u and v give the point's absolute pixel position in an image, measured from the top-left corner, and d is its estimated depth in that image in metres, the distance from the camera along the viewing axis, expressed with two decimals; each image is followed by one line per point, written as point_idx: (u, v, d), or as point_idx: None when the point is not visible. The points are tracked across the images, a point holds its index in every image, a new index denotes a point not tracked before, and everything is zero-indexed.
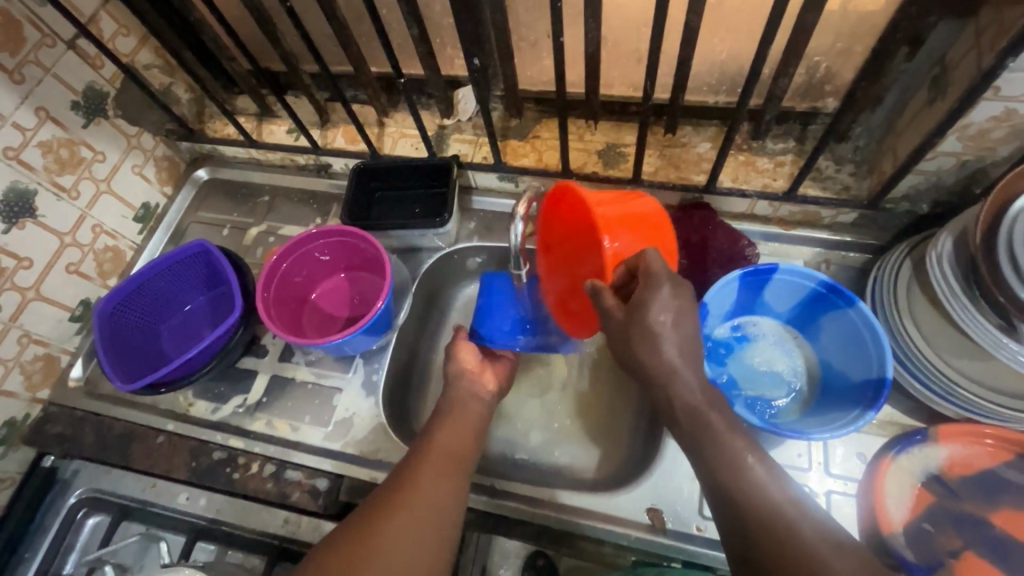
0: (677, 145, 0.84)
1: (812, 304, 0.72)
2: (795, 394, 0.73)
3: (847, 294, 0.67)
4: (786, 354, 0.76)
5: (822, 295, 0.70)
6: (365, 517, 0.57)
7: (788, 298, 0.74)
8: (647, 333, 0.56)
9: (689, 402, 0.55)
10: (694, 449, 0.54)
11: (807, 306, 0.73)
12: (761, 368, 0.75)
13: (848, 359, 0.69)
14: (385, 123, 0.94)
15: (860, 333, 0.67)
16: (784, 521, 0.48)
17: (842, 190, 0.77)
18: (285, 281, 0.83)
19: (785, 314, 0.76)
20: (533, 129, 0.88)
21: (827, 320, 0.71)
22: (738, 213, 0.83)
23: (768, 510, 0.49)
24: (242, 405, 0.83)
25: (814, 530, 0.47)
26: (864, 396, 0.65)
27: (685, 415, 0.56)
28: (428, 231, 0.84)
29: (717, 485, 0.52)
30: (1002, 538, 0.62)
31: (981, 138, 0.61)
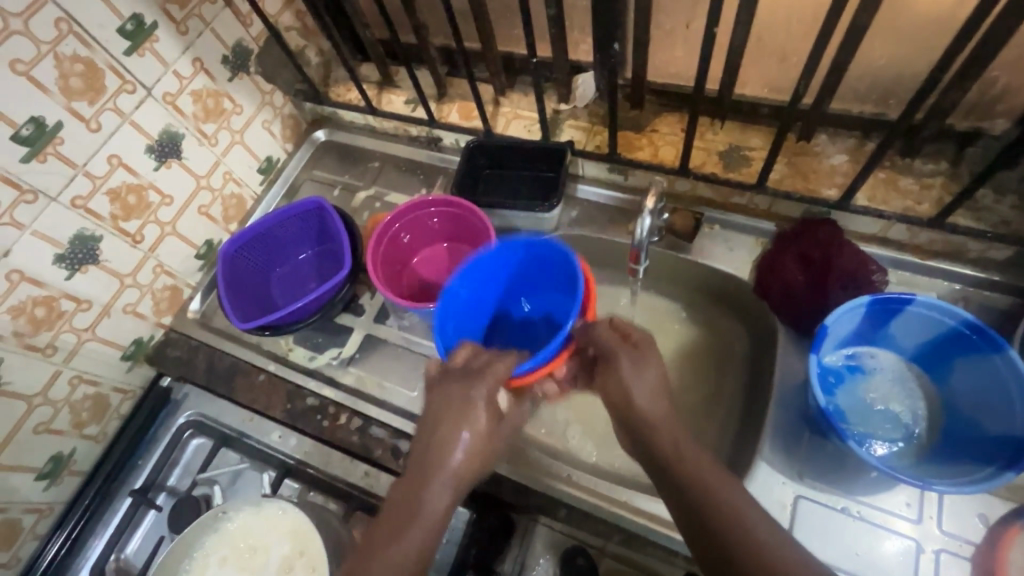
0: (808, 155, 0.78)
1: (945, 344, 0.66)
2: (911, 437, 0.67)
3: (995, 339, 0.60)
4: (906, 393, 0.69)
5: (959, 337, 0.63)
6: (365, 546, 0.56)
7: (913, 334, 0.68)
8: (620, 378, 0.62)
9: (697, 463, 0.57)
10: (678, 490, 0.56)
11: (940, 345, 0.66)
12: (874, 405, 0.69)
13: (987, 412, 0.63)
14: (500, 102, 0.94)
15: (1004, 382, 0.60)
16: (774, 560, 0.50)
17: (999, 223, 0.69)
18: (392, 242, 0.86)
19: (911, 351, 0.70)
20: (651, 123, 0.86)
21: (964, 364, 0.65)
22: (868, 235, 0.77)
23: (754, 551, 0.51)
24: (337, 357, 0.87)
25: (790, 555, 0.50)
26: (1005, 453, 0.58)
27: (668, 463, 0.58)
28: (529, 214, 0.85)
29: (698, 535, 0.54)
30: None
31: None
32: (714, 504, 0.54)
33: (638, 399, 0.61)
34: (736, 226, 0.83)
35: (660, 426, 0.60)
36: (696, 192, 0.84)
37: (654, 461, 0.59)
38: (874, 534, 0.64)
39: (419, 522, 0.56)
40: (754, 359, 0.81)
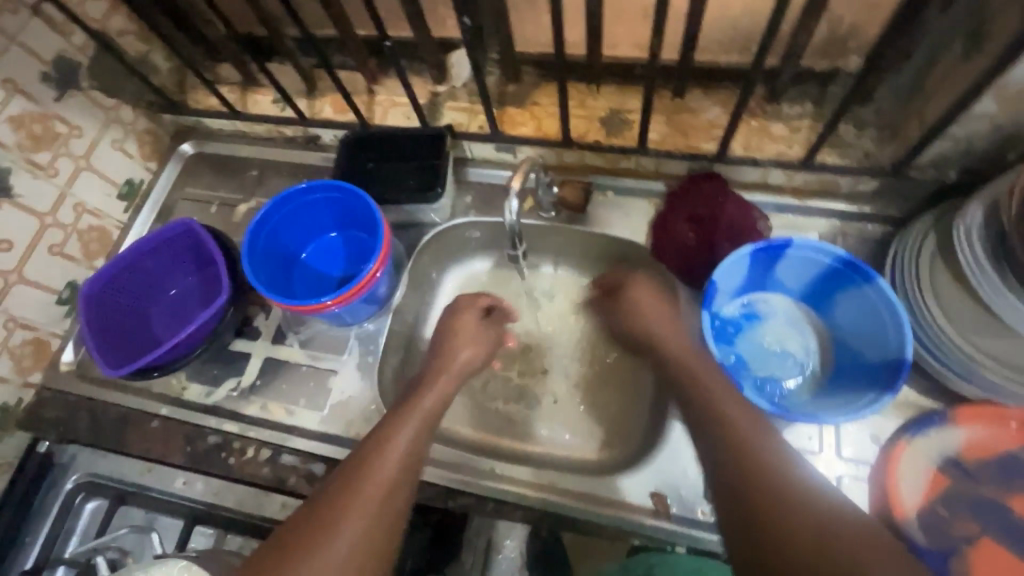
0: (685, 111, 0.78)
1: (827, 279, 0.68)
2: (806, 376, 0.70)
3: (865, 270, 0.63)
4: (798, 332, 0.72)
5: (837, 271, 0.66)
6: (333, 487, 0.56)
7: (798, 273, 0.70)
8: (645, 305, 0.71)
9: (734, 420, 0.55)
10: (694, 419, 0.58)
11: (823, 280, 0.69)
12: (771, 348, 0.71)
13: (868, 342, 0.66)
14: (375, 91, 0.89)
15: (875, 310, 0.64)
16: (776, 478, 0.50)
17: (862, 156, 0.72)
18: (273, 246, 0.77)
19: (797, 290, 0.72)
20: (532, 96, 0.83)
21: (845, 295, 0.68)
22: (750, 183, 0.78)
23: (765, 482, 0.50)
24: (236, 389, 0.80)
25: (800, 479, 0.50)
26: (884, 377, 0.62)
27: (728, 458, 0.53)
28: (421, 207, 0.81)
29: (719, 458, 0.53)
30: (1018, 522, 0.59)
31: (1019, 99, 0.56)
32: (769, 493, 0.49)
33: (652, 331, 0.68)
34: (629, 191, 0.82)
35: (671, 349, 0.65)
36: (585, 162, 0.83)
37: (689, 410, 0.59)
38: None
39: (342, 539, 0.52)
40: None
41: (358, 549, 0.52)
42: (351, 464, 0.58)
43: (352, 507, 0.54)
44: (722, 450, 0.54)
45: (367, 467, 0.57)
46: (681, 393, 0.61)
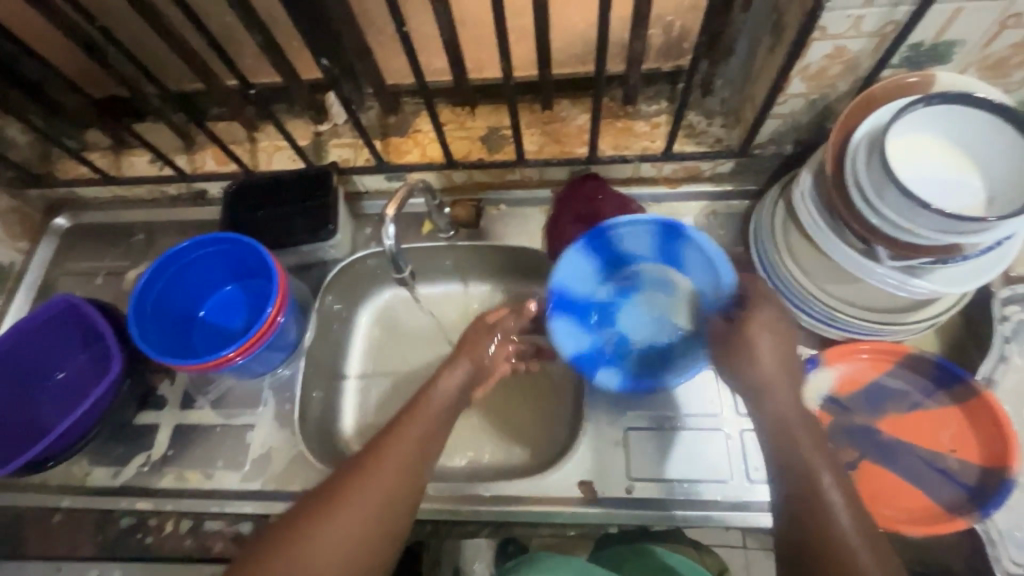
0: (557, 121, 0.83)
1: (681, 252, 0.73)
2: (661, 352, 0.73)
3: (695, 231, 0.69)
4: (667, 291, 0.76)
5: (684, 240, 0.71)
6: (339, 477, 0.57)
7: (635, 251, 0.74)
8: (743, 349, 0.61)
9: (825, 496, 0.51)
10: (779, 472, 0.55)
11: (668, 255, 0.74)
12: (645, 316, 0.76)
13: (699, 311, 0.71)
14: (256, 138, 0.88)
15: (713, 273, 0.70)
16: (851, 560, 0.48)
17: (715, 142, 0.79)
18: (161, 307, 0.74)
19: (649, 257, 0.75)
20: (412, 124, 0.86)
21: (690, 267, 0.73)
22: (626, 178, 0.85)
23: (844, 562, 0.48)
24: (146, 463, 0.76)
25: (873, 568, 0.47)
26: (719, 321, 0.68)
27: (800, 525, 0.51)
28: (318, 246, 0.81)
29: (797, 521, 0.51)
30: (891, 443, 0.65)
31: (820, 76, 0.65)
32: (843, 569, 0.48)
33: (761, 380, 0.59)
34: (519, 201, 0.86)
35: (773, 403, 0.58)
36: (474, 180, 0.86)
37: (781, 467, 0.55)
38: (697, 438, 0.71)
39: (342, 529, 0.53)
40: None
41: (354, 543, 0.53)
42: (361, 456, 0.59)
43: (353, 495, 0.55)
44: (805, 515, 0.51)
45: (374, 464, 0.57)
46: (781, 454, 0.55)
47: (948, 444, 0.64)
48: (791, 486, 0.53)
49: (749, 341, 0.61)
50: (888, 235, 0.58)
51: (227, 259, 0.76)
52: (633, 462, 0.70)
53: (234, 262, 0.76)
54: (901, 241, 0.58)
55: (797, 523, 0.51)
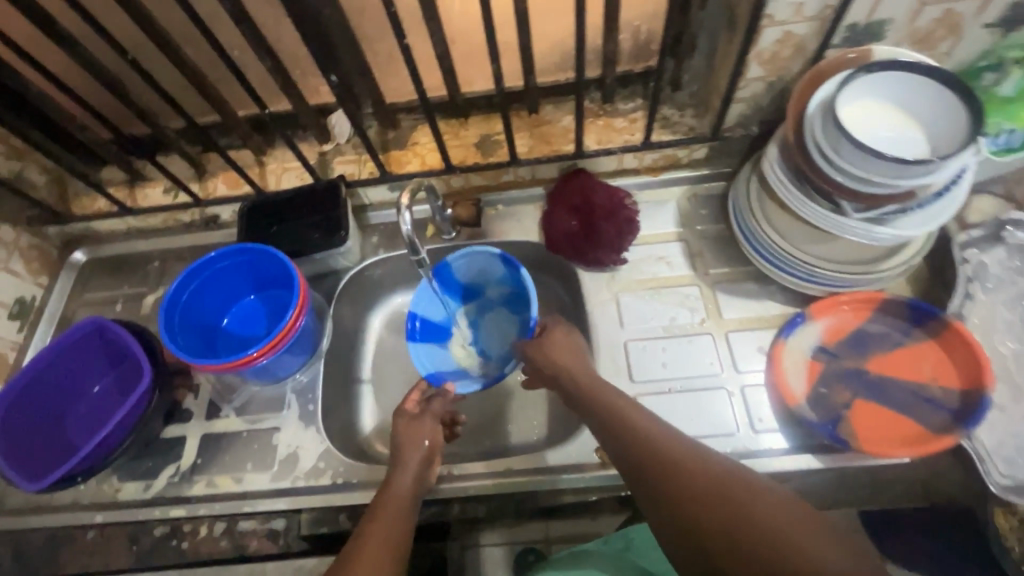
0: (544, 123, 0.91)
1: (461, 287, 0.91)
2: (501, 354, 0.89)
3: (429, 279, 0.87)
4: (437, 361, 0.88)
5: (447, 277, 0.88)
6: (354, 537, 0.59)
7: (438, 317, 0.90)
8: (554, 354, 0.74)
9: (641, 428, 0.59)
10: (604, 430, 0.62)
11: (456, 297, 0.91)
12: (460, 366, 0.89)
13: (518, 296, 0.88)
14: (265, 161, 0.95)
15: (497, 263, 0.86)
16: (678, 460, 0.54)
17: (688, 130, 0.87)
18: (188, 317, 0.78)
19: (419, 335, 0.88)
20: (411, 137, 0.93)
21: (483, 290, 0.91)
22: (611, 170, 0.92)
23: (673, 466, 0.53)
24: (176, 474, 0.78)
25: (702, 458, 0.53)
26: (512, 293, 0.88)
27: (637, 457, 0.56)
28: (330, 253, 0.86)
29: (628, 457, 0.57)
30: (879, 380, 0.71)
31: (775, 59, 0.73)
32: (673, 474, 0.53)
33: (560, 368, 0.72)
34: (514, 200, 0.93)
35: (578, 381, 0.69)
36: (471, 184, 0.93)
37: (603, 429, 0.62)
38: (701, 397, 0.75)
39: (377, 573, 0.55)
40: (572, 303, 0.91)
41: None
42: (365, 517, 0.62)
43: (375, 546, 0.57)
44: (630, 448, 0.58)
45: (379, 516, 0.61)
46: (597, 417, 0.63)
47: (931, 375, 0.69)
48: (615, 432, 0.60)
49: (555, 347, 0.75)
50: (852, 189, 0.65)
51: (249, 269, 0.80)
52: None
53: (254, 272, 0.81)
54: (862, 193, 0.65)
55: (634, 459, 0.56)
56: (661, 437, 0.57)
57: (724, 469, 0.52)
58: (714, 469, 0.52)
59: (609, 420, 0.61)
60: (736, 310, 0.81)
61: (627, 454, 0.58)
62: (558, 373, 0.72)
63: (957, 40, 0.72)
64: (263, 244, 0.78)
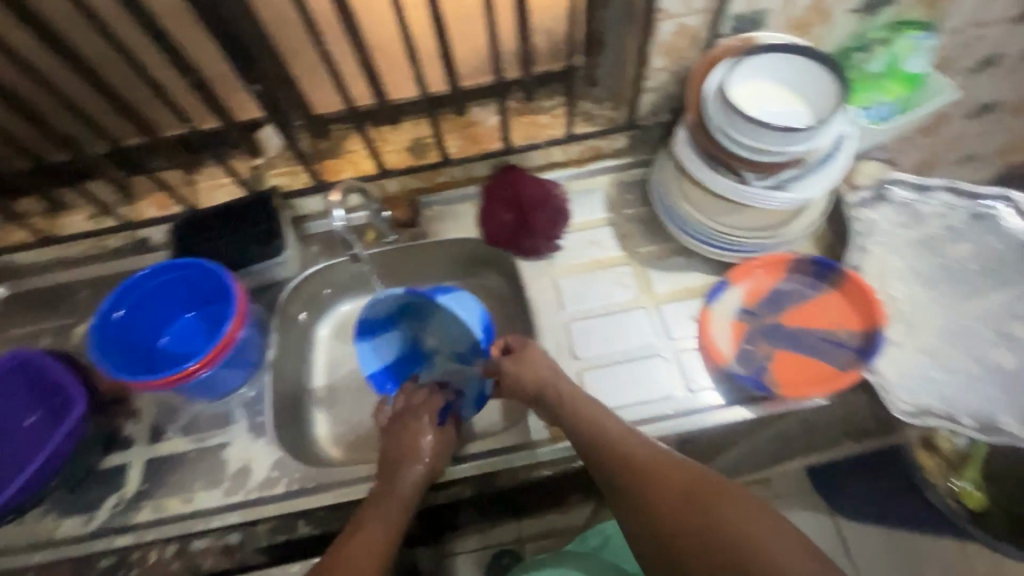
0: (472, 124, 0.95)
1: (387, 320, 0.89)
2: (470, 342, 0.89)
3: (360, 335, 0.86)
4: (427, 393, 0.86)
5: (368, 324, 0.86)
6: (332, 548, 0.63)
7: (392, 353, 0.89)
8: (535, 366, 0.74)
9: (619, 445, 0.66)
10: (584, 446, 0.69)
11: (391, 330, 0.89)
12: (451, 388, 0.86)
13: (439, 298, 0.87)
14: (196, 180, 0.94)
15: (407, 289, 0.86)
16: (655, 480, 0.62)
17: (607, 121, 0.93)
18: (121, 337, 0.76)
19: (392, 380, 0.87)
20: (343, 146, 0.94)
21: (408, 310, 0.89)
22: (540, 165, 0.97)
23: (652, 484, 0.62)
24: (120, 502, 0.75)
25: (676, 476, 0.62)
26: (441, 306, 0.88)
27: (618, 477, 0.64)
28: (268, 264, 0.86)
29: (610, 477, 0.65)
30: (794, 332, 0.78)
31: (673, 49, 0.80)
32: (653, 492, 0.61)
33: (534, 385, 0.73)
34: (451, 200, 0.96)
35: (553, 396, 0.72)
36: (407, 187, 0.96)
37: (583, 446, 0.69)
38: (640, 366, 0.80)
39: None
40: (515, 294, 0.95)
41: None
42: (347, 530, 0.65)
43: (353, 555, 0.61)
44: (610, 469, 0.65)
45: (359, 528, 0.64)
46: (575, 433, 0.70)
47: (837, 321, 0.77)
48: (594, 451, 0.67)
49: (530, 361, 0.75)
50: (749, 160, 0.72)
51: (183, 286, 0.79)
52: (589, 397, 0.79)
53: (190, 288, 0.80)
54: (760, 162, 0.72)
55: (615, 476, 0.65)
56: (638, 454, 0.65)
57: (696, 484, 0.60)
58: (688, 485, 0.60)
59: (587, 439, 0.68)
60: (666, 284, 0.86)
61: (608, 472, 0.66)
62: (536, 387, 0.73)
63: (828, 25, 0.81)
64: (196, 258, 0.77)
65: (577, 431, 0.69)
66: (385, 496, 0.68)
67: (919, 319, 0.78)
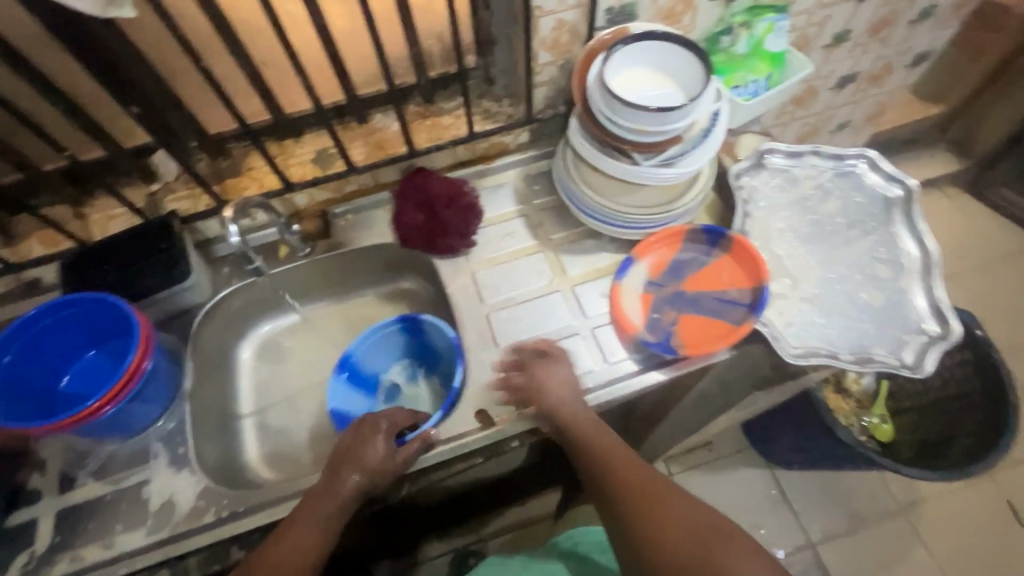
0: (376, 131, 0.95)
1: (369, 379, 0.91)
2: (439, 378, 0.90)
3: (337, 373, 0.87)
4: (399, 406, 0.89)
5: (358, 366, 0.89)
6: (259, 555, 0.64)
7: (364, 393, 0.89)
8: (549, 379, 0.76)
9: (629, 481, 0.66)
10: (593, 479, 0.69)
11: (368, 389, 0.91)
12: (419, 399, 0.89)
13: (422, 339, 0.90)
14: (86, 213, 0.89)
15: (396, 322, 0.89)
16: (660, 519, 0.62)
17: (507, 117, 0.97)
18: (11, 380, 0.72)
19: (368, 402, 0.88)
20: (245, 163, 0.92)
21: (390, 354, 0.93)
22: (449, 165, 0.99)
23: (655, 524, 0.61)
24: (31, 560, 0.71)
25: (682, 520, 0.61)
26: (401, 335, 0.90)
27: (624, 515, 0.64)
28: (174, 291, 0.83)
29: (616, 515, 0.65)
30: (695, 296, 0.84)
31: (555, 44, 0.84)
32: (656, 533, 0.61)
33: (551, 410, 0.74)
34: (363, 208, 0.96)
35: (571, 425, 0.73)
36: (317, 199, 0.95)
37: (594, 480, 0.69)
38: (561, 347, 0.83)
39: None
40: (438, 293, 0.96)
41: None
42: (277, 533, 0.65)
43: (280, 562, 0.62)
44: (617, 502, 0.65)
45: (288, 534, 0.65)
46: (587, 467, 0.70)
47: (731, 282, 0.83)
48: (603, 485, 0.67)
49: (547, 375, 0.76)
50: (634, 141, 0.77)
51: (79, 323, 0.75)
52: None
53: (87, 324, 0.76)
54: (643, 142, 0.77)
55: (620, 510, 0.65)
56: (649, 493, 0.64)
57: (702, 530, 0.60)
58: (693, 532, 0.60)
59: (597, 472, 0.68)
60: (579, 266, 0.90)
61: (615, 507, 0.66)
62: (554, 414, 0.73)
63: (694, 12, 0.88)
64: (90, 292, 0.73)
65: (584, 453, 0.70)
66: (316, 498, 0.68)
67: (800, 272, 0.85)
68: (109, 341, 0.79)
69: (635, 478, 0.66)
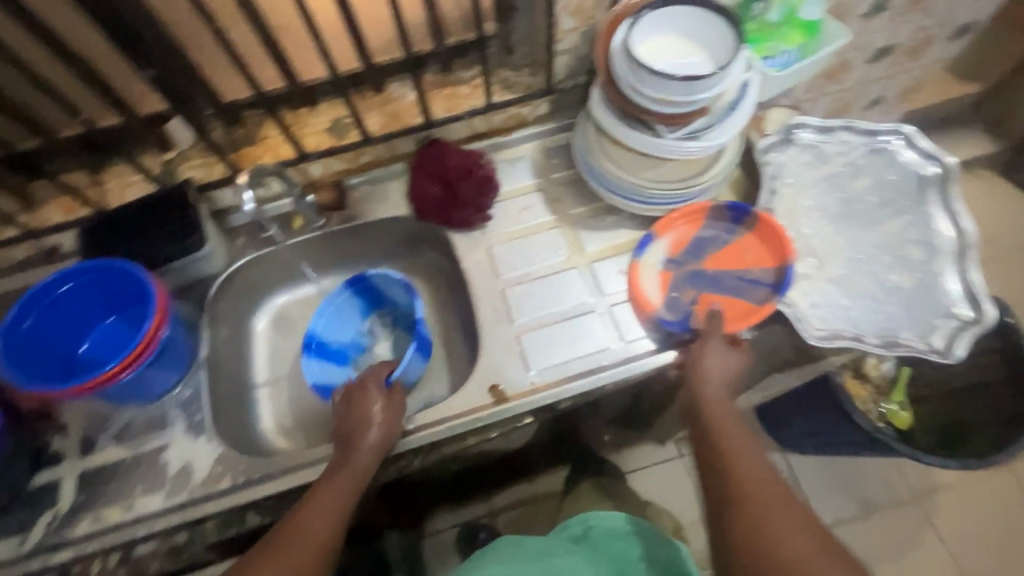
0: (392, 100, 0.93)
1: (340, 352, 0.91)
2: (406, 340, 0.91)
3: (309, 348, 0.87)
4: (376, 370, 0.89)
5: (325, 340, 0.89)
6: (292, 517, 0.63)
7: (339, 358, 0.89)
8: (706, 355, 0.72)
9: (752, 481, 0.58)
10: (712, 473, 0.62)
11: (341, 360, 0.90)
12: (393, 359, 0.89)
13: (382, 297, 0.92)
14: (102, 180, 0.89)
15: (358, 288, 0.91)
16: (772, 525, 0.53)
17: (526, 87, 0.94)
18: (31, 345, 0.73)
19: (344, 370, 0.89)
20: (259, 132, 0.91)
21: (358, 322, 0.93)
22: (466, 137, 0.97)
23: (764, 527, 0.53)
24: (54, 519, 0.73)
25: (793, 532, 0.52)
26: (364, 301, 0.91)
27: (732, 513, 0.56)
28: (190, 260, 0.83)
29: (723, 511, 0.57)
30: (716, 275, 0.82)
31: (578, 10, 0.81)
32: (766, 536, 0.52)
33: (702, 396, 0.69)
34: (378, 179, 0.95)
35: (711, 417, 0.67)
36: (332, 169, 0.94)
37: (712, 475, 0.61)
38: (577, 324, 0.82)
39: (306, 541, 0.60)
40: (453, 268, 0.95)
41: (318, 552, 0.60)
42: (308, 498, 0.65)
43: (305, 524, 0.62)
44: (730, 496, 0.58)
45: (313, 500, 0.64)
46: (709, 463, 0.63)
47: (754, 260, 0.81)
48: (721, 480, 0.60)
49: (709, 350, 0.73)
50: (659, 111, 0.74)
51: (96, 289, 0.76)
52: (528, 357, 0.81)
53: (104, 290, 0.76)
54: (669, 113, 0.74)
55: (730, 507, 0.57)
56: (768, 498, 0.56)
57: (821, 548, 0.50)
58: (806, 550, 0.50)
59: (719, 468, 0.61)
60: (596, 242, 0.88)
61: (724, 502, 0.58)
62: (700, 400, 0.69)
63: None
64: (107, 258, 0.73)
65: (703, 444, 0.65)
66: (339, 469, 0.68)
67: (826, 253, 0.83)
68: (126, 308, 0.79)
69: (750, 476, 0.59)
